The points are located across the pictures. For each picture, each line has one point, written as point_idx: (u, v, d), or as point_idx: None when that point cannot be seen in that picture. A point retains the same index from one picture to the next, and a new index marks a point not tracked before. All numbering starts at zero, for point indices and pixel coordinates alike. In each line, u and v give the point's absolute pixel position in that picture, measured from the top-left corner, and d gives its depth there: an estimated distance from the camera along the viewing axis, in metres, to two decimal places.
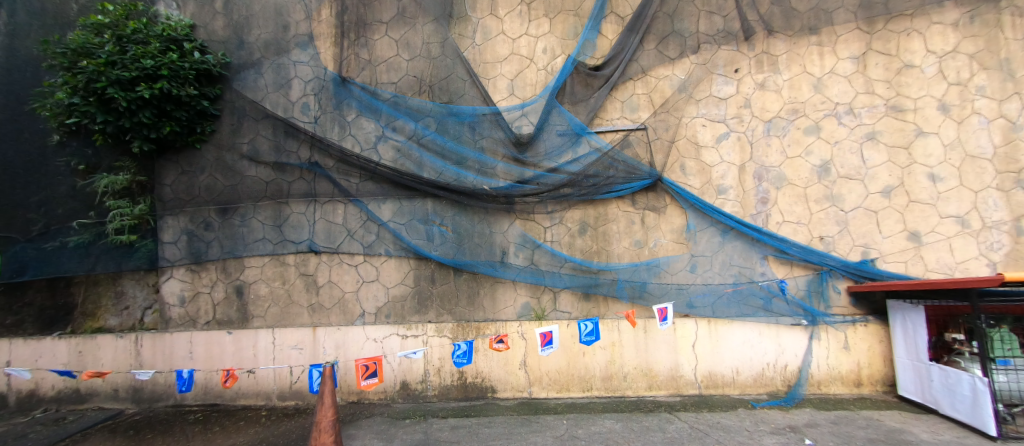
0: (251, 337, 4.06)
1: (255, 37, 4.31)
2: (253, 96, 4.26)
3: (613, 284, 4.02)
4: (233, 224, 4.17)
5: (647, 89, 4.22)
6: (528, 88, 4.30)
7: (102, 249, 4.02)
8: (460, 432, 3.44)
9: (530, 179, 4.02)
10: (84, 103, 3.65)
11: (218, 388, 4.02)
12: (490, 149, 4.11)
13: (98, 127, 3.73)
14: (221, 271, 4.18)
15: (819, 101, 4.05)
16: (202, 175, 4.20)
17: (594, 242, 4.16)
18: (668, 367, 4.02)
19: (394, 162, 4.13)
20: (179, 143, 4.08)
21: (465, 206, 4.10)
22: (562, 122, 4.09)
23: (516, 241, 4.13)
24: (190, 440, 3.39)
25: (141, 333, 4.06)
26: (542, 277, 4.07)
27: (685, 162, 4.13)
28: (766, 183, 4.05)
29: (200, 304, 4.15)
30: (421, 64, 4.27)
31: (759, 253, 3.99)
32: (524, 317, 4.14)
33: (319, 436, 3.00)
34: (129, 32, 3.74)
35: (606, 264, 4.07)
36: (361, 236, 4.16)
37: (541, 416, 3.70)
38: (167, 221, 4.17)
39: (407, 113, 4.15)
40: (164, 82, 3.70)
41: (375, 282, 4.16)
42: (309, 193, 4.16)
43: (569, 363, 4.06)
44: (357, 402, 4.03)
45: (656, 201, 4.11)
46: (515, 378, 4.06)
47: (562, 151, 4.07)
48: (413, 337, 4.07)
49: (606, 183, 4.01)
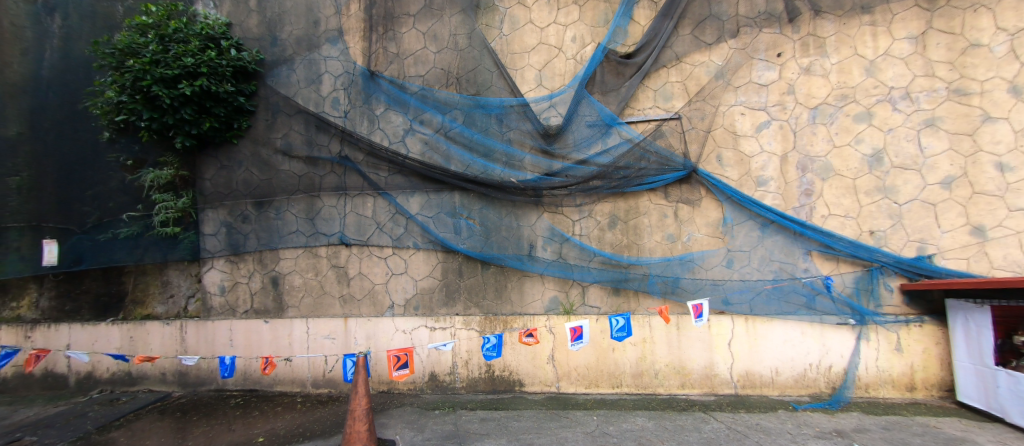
0: (286, 327, 4.20)
1: (287, 34, 4.42)
2: (286, 92, 4.37)
3: (643, 279, 3.89)
4: (269, 217, 4.31)
5: (681, 77, 4.02)
6: (556, 78, 4.20)
7: (150, 241, 4.26)
8: (489, 425, 3.44)
9: (559, 172, 3.94)
10: (131, 101, 3.84)
11: (257, 374, 4.19)
12: (518, 142, 4.06)
13: (145, 123, 3.92)
14: (258, 262, 4.34)
15: (871, 85, 3.74)
16: (240, 169, 4.36)
17: (624, 235, 4.04)
18: (702, 365, 3.87)
19: (422, 156, 4.14)
20: (218, 139, 4.24)
21: (493, 199, 4.07)
22: (592, 113, 3.97)
23: (544, 234, 4.06)
24: (232, 423, 3.56)
25: (186, 320, 4.28)
26: (570, 271, 3.99)
27: (721, 152, 3.93)
28: (811, 174, 3.79)
29: (239, 294, 4.33)
30: (448, 56, 4.25)
31: (803, 248, 3.75)
32: (551, 312, 4.08)
33: (353, 424, 3.05)
34: (171, 31, 3.90)
35: (636, 259, 3.94)
36: (390, 229, 4.21)
37: (571, 411, 3.64)
38: (208, 214, 4.37)
39: (435, 106, 4.15)
40: (203, 79, 3.85)
41: (404, 275, 4.21)
42: (340, 187, 4.24)
43: (599, 359, 3.98)
44: (387, 391, 4.11)
45: (689, 193, 3.94)
46: (543, 373, 4.02)
47: (591, 143, 3.96)
48: (442, 330, 4.10)
49: (637, 175, 3.87)
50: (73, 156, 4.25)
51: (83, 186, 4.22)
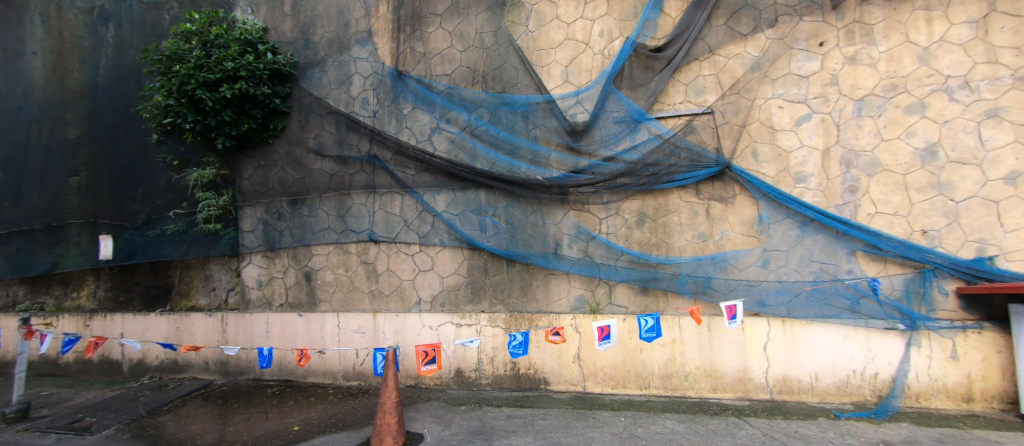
0: (319, 321, 4.35)
1: (320, 36, 4.56)
2: (319, 93, 4.51)
3: (673, 278, 3.79)
4: (302, 214, 4.47)
5: (714, 70, 3.88)
6: (583, 74, 4.14)
7: (194, 236, 4.51)
8: (516, 422, 3.44)
9: (585, 169, 3.89)
10: (177, 104, 4.06)
11: (292, 365, 4.36)
12: (544, 139, 4.03)
13: (190, 125, 4.14)
14: (292, 258, 4.51)
15: (925, 74, 3.48)
16: (276, 168, 4.54)
17: (653, 234, 3.95)
18: (735, 369, 3.73)
19: (449, 154, 4.19)
20: (255, 139, 4.44)
21: (519, 197, 4.07)
22: (620, 109, 3.89)
23: (570, 232, 4.03)
24: (269, 411, 3.72)
25: (227, 312, 4.51)
26: (596, 269, 3.94)
27: (757, 147, 3.77)
28: (856, 169, 3.57)
29: (275, 288, 4.51)
30: (474, 55, 4.27)
31: (846, 247, 3.54)
32: (577, 310, 4.03)
33: (384, 416, 3.12)
34: (212, 37, 4.09)
35: (665, 257, 3.84)
36: (417, 226, 4.28)
37: (597, 411, 3.60)
38: (246, 211, 4.58)
39: (461, 104, 4.18)
40: (243, 82, 4.03)
41: (430, 272, 4.27)
42: (369, 185, 4.35)
43: (626, 359, 3.91)
44: (415, 385, 4.19)
45: (722, 190, 3.80)
46: (569, 372, 3.99)
47: (619, 139, 3.89)
48: (467, 326, 4.14)
49: (667, 171, 3.76)
50: (126, 157, 4.56)
51: (135, 185, 4.52)
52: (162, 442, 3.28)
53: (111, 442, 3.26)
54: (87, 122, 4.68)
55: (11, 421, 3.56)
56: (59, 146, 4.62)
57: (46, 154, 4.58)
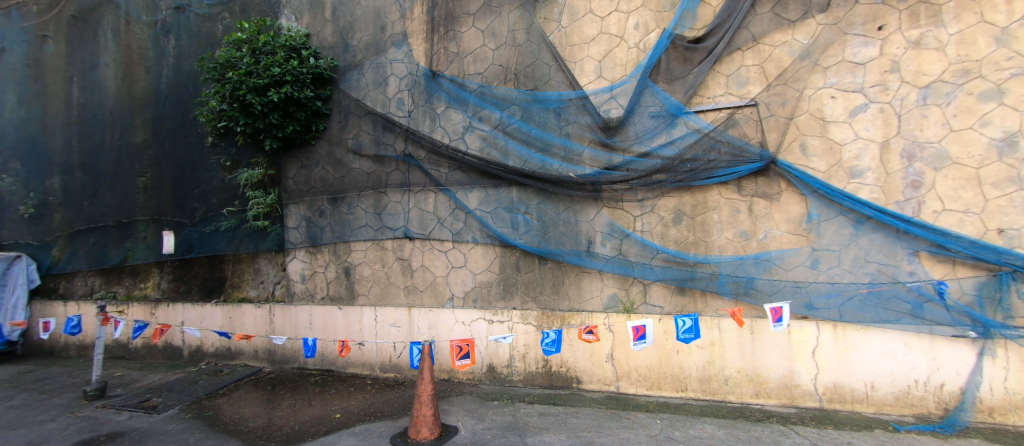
0: (358, 314, 4.53)
1: (358, 40, 4.71)
2: (357, 95, 4.68)
3: (712, 278, 3.65)
4: (341, 212, 4.66)
5: (759, 60, 3.69)
6: (617, 68, 4.05)
7: (245, 232, 4.83)
8: (549, 419, 3.44)
9: (619, 165, 3.82)
10: (230, 109, 4.33)
11: (333, 356, 4.57)
12: (577, 135, 4.00)
13: (241, 128, 4.41)
14: (333, 254, 4.72)
15: (1004, 56, 3.11)
16: (317, 168, 4.76)
17: (691, 232, 3.83)
18: (780, 374, 3.55)
19: (481, 151, 4.23)
20: (299, 140, 4.68)
21: (551, 194, 4.05)
22: (656, 103, 3.78)
23: (603, 230, 3.97)
24: (313, 399, 3.92)
25: (274, 304, 4.78)
26: (630, 268, 3.86)
27: (806, 141, 3.57)
28: (919, 163, 3.29)
29: (318, 282, 4.74)
30: (507, 53, 4.28)
31: (907, 247, 3.27)
32: (611, 309, 3.98)
33: (420, 408, 3.21)
34: (261, 44, 4.32)
35: (704, 257, 3.71)
36: (450, 224, 4.36)
37: (631, 412, 3.54)
38: (291, 209, 4.83)
39: (494, 102, 4.21)
40: (288, 87, 4.24)
41: (463, 268, 4.34)
42: (404, 183, 4.48)
43: (662, 360, 3.81)
44: (448, 379, 4.29)
45: (767, 186, 3.62)
46: (602, 371, 3.95)
47: (654, 134, 3.78)
48: (499, 323, 4.17)
49: (706, 167, 3.62)
50: (185, 159, 4.96)
51: (194, 185, 4.91)
52: (218, 423, 3.54)
53: (175, 421, 3.55)
54: (151, 127, 5.12)
55: (91, 398, 3.95)
56: (129, 149, 5.20)
57: (119, 157, 5.21)
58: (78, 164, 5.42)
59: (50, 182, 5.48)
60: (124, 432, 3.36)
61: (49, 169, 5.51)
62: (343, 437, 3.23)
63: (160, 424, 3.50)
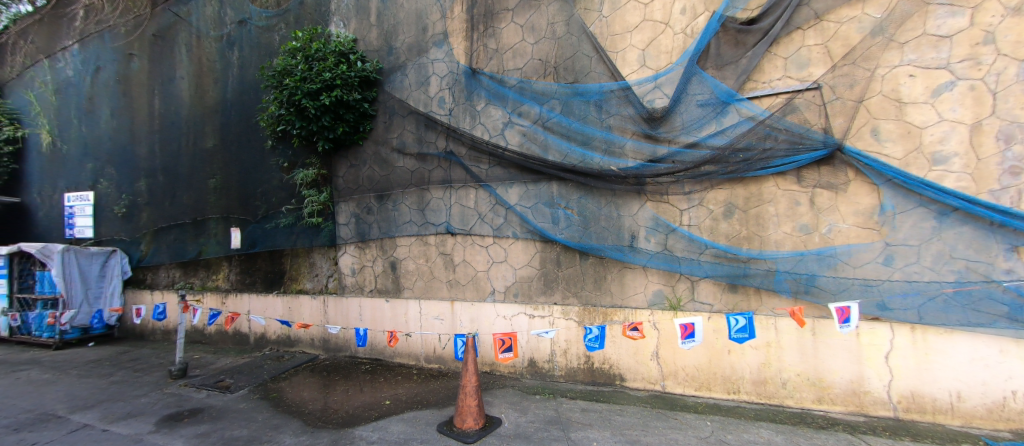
0: (403, 306, 4.71)
1: (401, 42, 4.85)
2: (400, 95, 4.84)
3: (768, 275, 3.45)
4: (387, 209, 4.86)
5: (822, 38, 3.39)
6: (662, 56, 3.88)
7: (301, 229, 5.18)
8: (592, 415, 3.42)
9: (664, 157, 3.70)
10: (287, 113, 4.64)
11: (381, 345, 4.79)
12: (619, 127, 3.91)
13: (297, 131, 4.71)
14: (380, 249, 4.93)
15: None
16: (365, 167, 4.98)
17: (743, 226, 3.62)
18: (847, 379, 3.28)
19: (521, 147, 4.24)
20: (349, 141, 4.92)
21: (593, 188, 4.00)
22: (704, 91, 3.61)
23: (647, 225, 3.86)
24: (364, 386, 4.14)
25: (327, 296, 5.08)
26: (676, 264, 3.72)
27: (878, 125, 3.24)
28: (1019, 146, 2.89)
29: (366, 275, 4.98)
30: (547, 46, 4.24)
31: (1003, 242, 2.90)
32: (656, 306, 3.85)
33: (465, 398, 3.29)
34: (313, 51, 4.59)
35: (758, 252, 3.51)
36: (491, 219, 4.40)
37: (679, 413, 3.42)
38: (341, 206, 5.09)
39: (533, 97, 4.20)
40: (338, 90, 4.48)
41: (504, 263, 4.37)
42: (446, 180, 4.58)
43: (711, 360, 3.64)
44: (491, 372, 4.35)
45: (832, 176, 3.34)
46: (646, 370, 3.84)
47: (702, 124, 3.62)
48: (541, 318, 4.16)
49: (761, 157, 3.40)
50: (249, 161, 5.39)
51: (256, 185, 5.34)
52: (282, 404, 3.83)
53: (245, 401, 3.90)
54: (220, 133, 5.60)
55: (175, 377, 4.42)
56: (202, 153, 5.73)
57: (195, 161, 5.76)
58: (160, 169, 6.06)
59: (139, 185, 6.19)
60: (204, 408, 3.74)
61: (138, 173, 6.21)
62: (394, 423, 3.40)
63: (233, 402, 3.85)
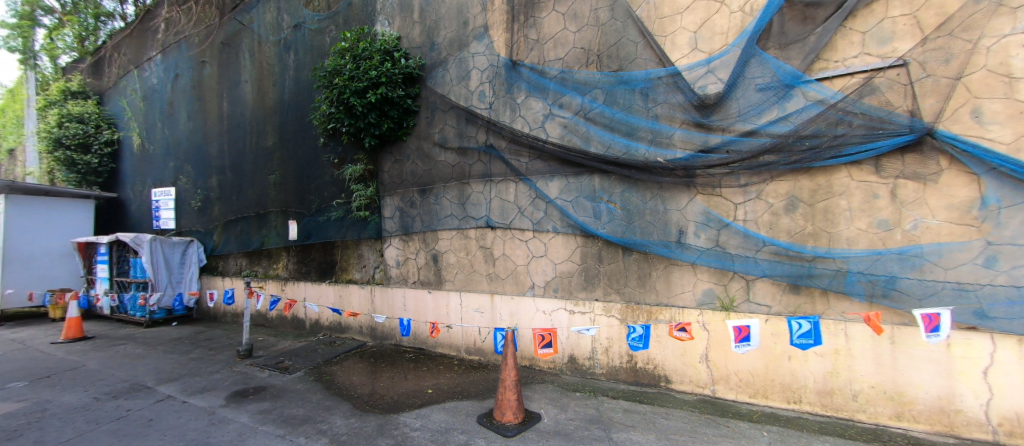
0: (445, 298, 4.81)
1: (442, 37, 4.91)
2: (442, 90, 4.90)
3: (838, 276, 3.13)
4: (430, 203, 4.97)
5: (911, 7, 2.97)
6: (716, 37, 3.58)
7: (350, 222, 5.49)
8: (635, 417, 3.29)
9: (717, 147, 3.45)
10: (337, 111, 4.90)
11: (424, 335, 4.93)
12: (667, 116, 3.71)
13: (345, 128, 4.95)
14: (423, 242, 5.06)
15: None
16: (408, 162, 5.12)
17: (809, 221, 3.29)
18: (933, 395, 2.90)
19: (562, 139, 4.14)
20: (394, 137, 5.09)
21: (637, 181, 3.83)
22: (764, 73, 3.32)
23: (697, 219, 3.63)
24: (408, 373, 4.29)
25: (374, 286, 5.30)
26: (729, 261, 3.48)
27: (981, 105, 2.79)
28: None
29: (410, 267, 5.13)
30: (589, 34, 4.10)
31: None
32: (705, 306, 3.62)
33: (504, 392, 3.31)
34: (360, 50, 4.79)
35: (826, 250, 3.19)
36: (531, 213, 4.36)
37: (731, 420, 3.20)
38: (387, 200, 5.28)
39: (575, 88, 4.09)
40: (383, 88, 4.64)
41: (544, 258, 4.32)
42: (486, 174, 4.60)
43: (768, 366, 3.37)
44: (530, 366, 4.33)
45: (919, 165, 2.94)
46: (694, 372, 3.63)
47: (761, 110, 3.34)
48: (581, 314, 4.08)
49: (833, 144, 3.06)
50: (307, 158, 5.78)
51: (311, 180, 5.77)
52: (334, 387, 4.07)
53: (302, 382, 4.19)
54: (280, 132, 6.02)
55: (242, 356, 4.85)
56: (265, 152, 6.21)
57: (260, 159, 6.26)
58: (230, 166, 6.64)
59: (212, 181, 6.85)
60: (266, 387, 4.07)
61: (212, 170, 6.85)
62: (435, 411, 3.49)
63: (291, 383, 4.16)
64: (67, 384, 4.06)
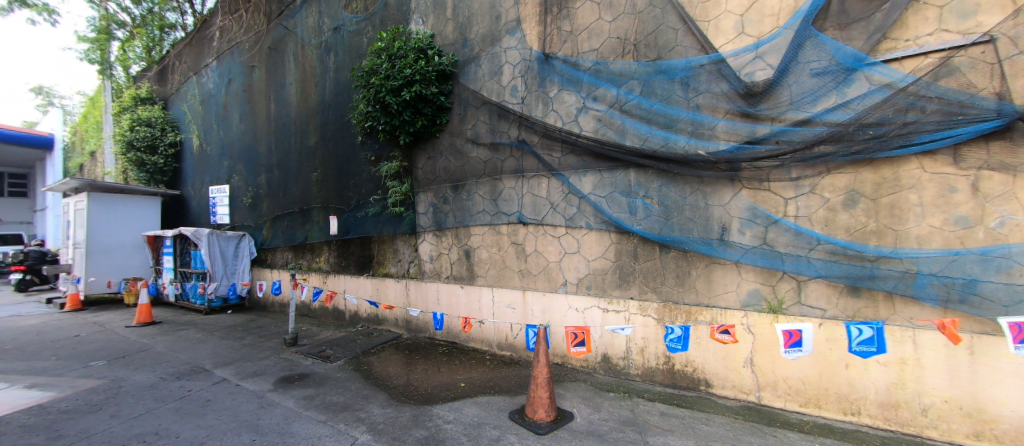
0: (477, 293, 4.85)
1: (475, 33, 4.91)
2: (475, 86, 4.91)
3: (905, 278, 2.84)
4: (462, 199, 5.01)
5: None
6: (766, 19, 3.30)
7: (386, 218, 5.66)
8: (672, 421, 3.16)
9: (765, 138, 3.22)
10: (374, 110, 5.04)
11: (457, 330, 4.99)
12: (709, 107, 3.51)
13: (381, 126, 5.09)
14: (455, 237, 5.11)
15: None
16: (442, 158, 5.19)
17: (872, 218, 2.99)
18: (1020, 414, 2.57)
19: (596, 133, 4.02)
20: (428, 134, 5.16)
21: (675, 176, 3.66)
22: (821, 57, 3.04)
23: (742, 216, 3.40)
24: (442, 366, 4.36)
25: (409, 280, 5.43)
26: (777, 260, 3.25)
27: None
28: None
29: (444, 262, 5.21)
30: (625, 23, 3.94)
31: None
32: (750, 307, 3.40)
33: (536, 389, 3.28)
34: (396, 49, 4.89)
35: (891, 250, 2.90)
36: (563, 209, 4.28)
37: (778, 430, 2.99)
38: (421, 196, 5.38)
39: (610, 79, 3.96)
40: (417, 85, 4.73)
41: (577, 254, 4.23)
42: (518, 169, 4.57)
43: (822, 374, 3.10)
44: (562, 364, 4.26)
45: (1008, 155, 2.60)
46: (738, 377, 3.42)
47: (817, 97, 3.08)
48: (615, 313, 3.97)
49: (901, 132, 2.77)
50: (348, 156, 6.01)
51: (351, 177, 6.00)
52: (372, 377, 4.22)
53: (342, 371, 4.37)
54: (322, 131, 6.30)
55: (288, 344, 5.14)
56: (307, 150, 6.53)
57: (304, 157, 6.57)
58: (276, 165, 7.04)
59: (262, 179, 7.29)
60: (309, 374, 4.29)
61: (262, 169, 7.28)
62: (468, 405, 3.53)
63: (332, 371, 4.36)
64: (139, 365, 4.49)
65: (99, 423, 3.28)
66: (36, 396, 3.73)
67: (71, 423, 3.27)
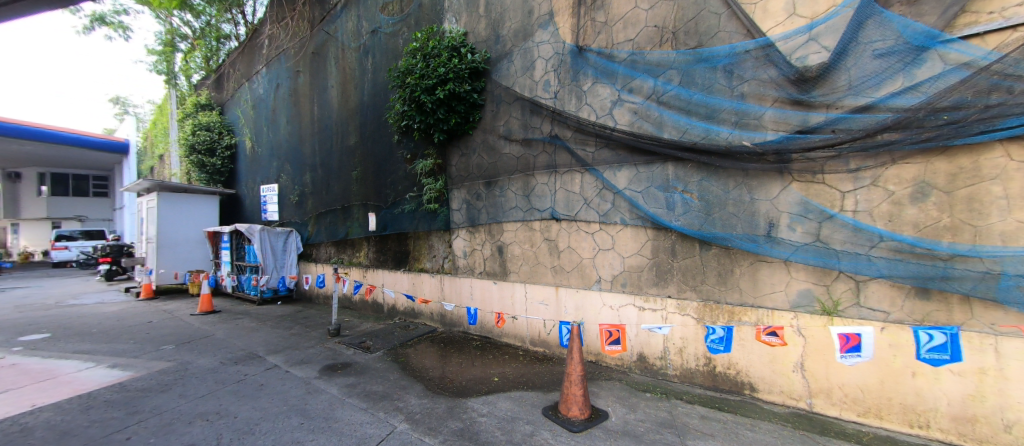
0: (511, 289, 4.86)
1: (507, 29, 4.90)
2: (507, 82, 4.90)
3: (986, 279, 2.56)
4: (495, 195, 5.04)
5: None
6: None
7: (422, 214, 5.79)
8: (713, 425, 3.02)
9: (819, 127, 2.99)
10: (410, 109, 5.16)
11: (491, 325, 5.04)
12: (755, 95, 3.29)
13: (417, 124, 5.20)
14: (488, 233, 5.15)
15: None
16: (475, 155, 5.24)
17: (945, 213, 2.70)
18: None
19: (632, 126, 3.90)
20: (461, 131, 5.22)
21: (717, 169, 3.47)
22: (886, 36, 2.77)
23: (793, 211, 3.18)
24: (476, 361, 4.42)
25: (444, 275, 5.54)
26: (831, 259, 3.01)
27: None
28: None
29: (478, 258, 5.26)
30: (663, 10, 3.78)
31: None
32: (801, 309, 3.17)
33: (570, 386, 3.24)
34: (430, 49, 4.98)
35: (970, 248, 2.61)
36: (597, 204, 4.19)
37: (832, 440, 2.78)
38: (455, 192, 5.46)
39: (647, 70, 3.82)
40: (450, 84, 4.80)
41: (611, 251, 4.13)
42: (551, 165, 4.52)
43: (885, 383, 2.84)
44: (596, 362, 4.19)
45: None
46: (786, 382, 3.20)
47: (880, 80, 2.81)
48: (651, 311, 3.84)
49: (982, 116, 2.48)
50: (385, 155, 6.20)
51: (389, 175, 6.19)
52: (409, 368, 4.35)
53: (382, 361, 4.54)
54: (361, 132, 6.55)
55: (332, 334, 5.40)
56: (348, 150, 6.81)
57: (346, 157, 6.85)
58: (320, 164, 7.40)
59: (308, 178, 7.68)
60: (351, 363, 4.49)
61: (307, 168, 7.67)
62: (501, 399, 3.56)
63: (372, 361, 4.54)
64: (202, 350, 4.88)
65: (169, 401, 3.61)
66: (117, 375, 4.15)
67: (146, 400, 3.62)
